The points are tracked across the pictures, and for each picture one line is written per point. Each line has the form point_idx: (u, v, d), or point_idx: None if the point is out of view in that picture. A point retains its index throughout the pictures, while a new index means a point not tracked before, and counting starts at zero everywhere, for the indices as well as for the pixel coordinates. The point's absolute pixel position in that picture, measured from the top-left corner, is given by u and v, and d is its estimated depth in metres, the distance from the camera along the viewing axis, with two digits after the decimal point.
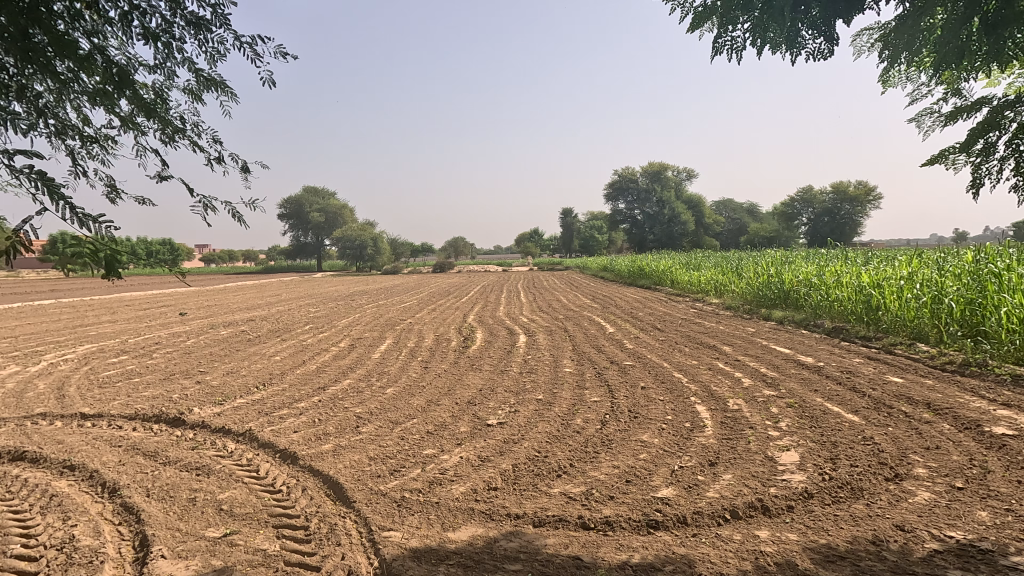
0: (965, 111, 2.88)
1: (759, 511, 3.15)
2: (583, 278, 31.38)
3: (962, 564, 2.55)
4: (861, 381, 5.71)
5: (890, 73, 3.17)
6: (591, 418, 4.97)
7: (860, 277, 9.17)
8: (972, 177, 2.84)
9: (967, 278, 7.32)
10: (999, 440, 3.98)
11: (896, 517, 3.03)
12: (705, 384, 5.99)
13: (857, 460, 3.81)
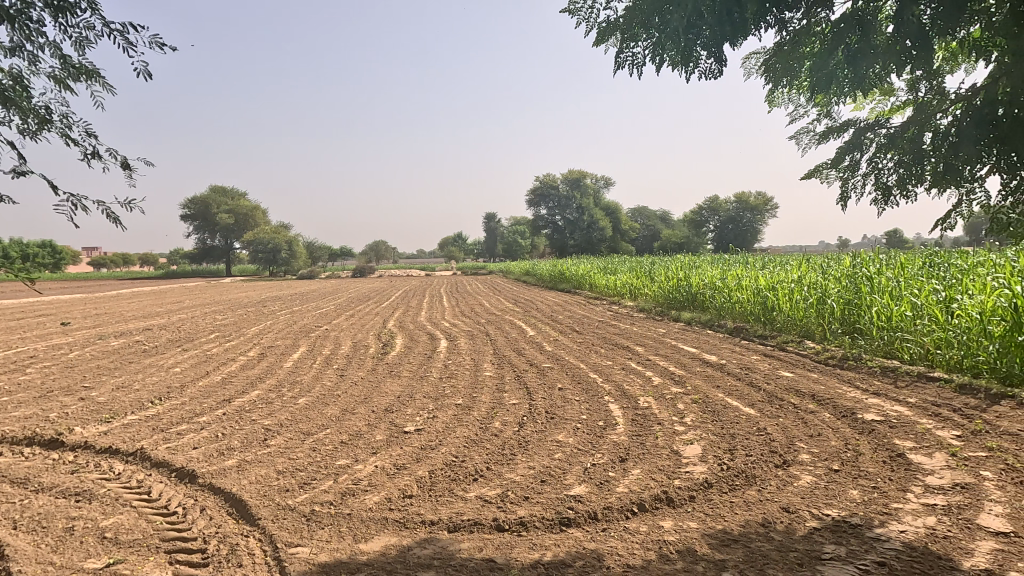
0: (835, 131, 3.19)
1: (664, 502, 3.33)
2: (506, 282, 31.64)
3: (836, 539, 2.83)
4: (757, 377, 6.19)
5: (775, 93, 3.45)
6: (510, 421, 5.03)
7: (757, 281, 9.95)
8: (841, 191, 3.16)
9: (846, 280, 8.18)
10: (869, 425, 4.47)
11: (783, 500, 3.31)
12: (618, 384, 6.24)
13: (751, 449, 4.12)
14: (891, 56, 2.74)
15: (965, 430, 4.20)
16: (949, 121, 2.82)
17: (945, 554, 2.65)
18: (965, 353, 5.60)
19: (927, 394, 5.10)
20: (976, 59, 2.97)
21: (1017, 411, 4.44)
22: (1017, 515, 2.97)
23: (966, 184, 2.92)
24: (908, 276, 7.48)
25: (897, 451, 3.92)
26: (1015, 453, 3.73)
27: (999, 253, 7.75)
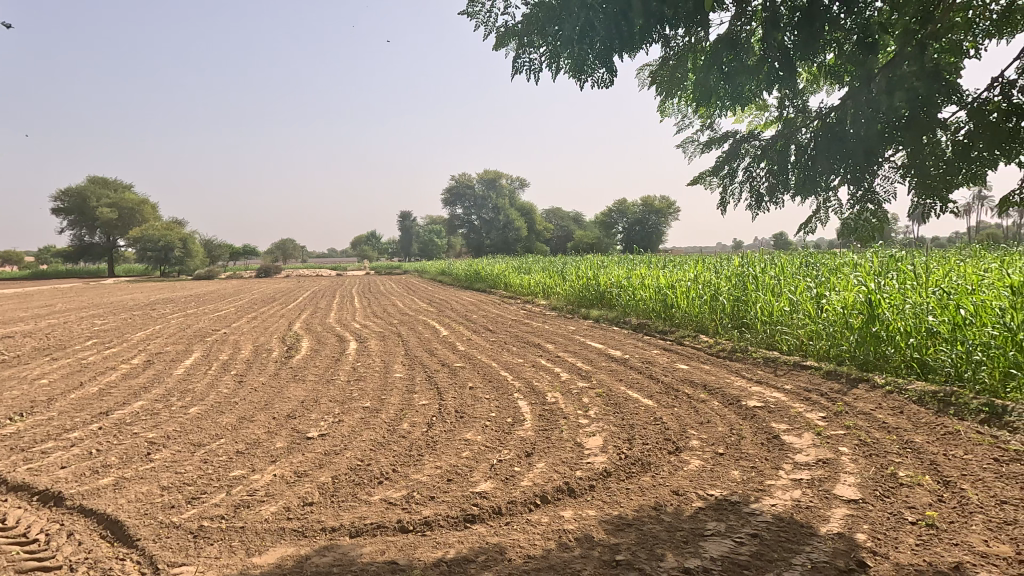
0: (717, 141, 3.45)
1: (566, 493, 3.46)
2: (421, 282, 31.22)
3: (718, 517, 3.09)
4: (656, 369, 6.57)
5: (666, 104, 3.69)
6: (419, 422, 4.98)
7: (658, 280, 10.55)
8: (721, 197, 3.43)
9: (736, 278, 8.90)
10: (751, 411, 4.90)
11: (673, 483, 3.56)
12: (528, 381, 6.38)
13: (648, 438, 4.38)
14: (763, 75, 3.03)
15: (829, 411, 4.73)
16: (809, 136, 3.15)
17: (807, 523, 2.98)
18: (831, 344, 6.30)
19: (800, 381, 5.69)
20: (832, 82, 3.34)
21: (871, 393, 5.07)
22: (865, 484, 3.40)
23: (823, 193, 3.28)
24: (787, 275, 8.29)
25: (773, 433, 4.34)
26: (867, 430, 4.26)
27: (860, 255, 8.80)
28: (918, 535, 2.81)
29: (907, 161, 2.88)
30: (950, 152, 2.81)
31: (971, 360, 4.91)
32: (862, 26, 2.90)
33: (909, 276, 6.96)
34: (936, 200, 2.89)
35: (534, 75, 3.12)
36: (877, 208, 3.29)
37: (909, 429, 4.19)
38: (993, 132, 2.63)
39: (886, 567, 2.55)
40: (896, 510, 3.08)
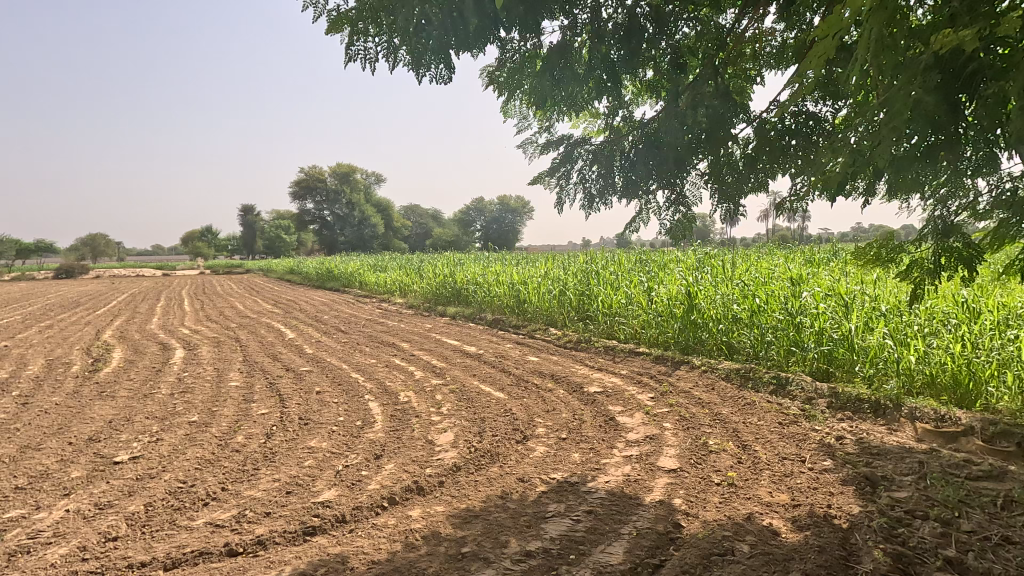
0: (555, 144, 3.63)
1: (414, 492, 3.42)
2: (265, 281, 28.72)
3: (559, 498, 3.28)
4: (508, 363, 6.76)
5: (508, 105, 3.80)
6: (255, 433, 4.57)
7: (512, 277, 10.87)
8: (558, 197, 3.63)
9: (580, 274, 9.52)
10: (592, 396, 5.27)
11: (519, 471, 3.70)
12: (380, 381, 6.18)
13: (497, 429, 4.50)
14: (594, 84, 3.26)
15: (657, 392, 5.27)
16: (633, 143, 3.44)
17: (635, 494, 3.29)
18: (659, 331, 7.00)
19: (635, 365, 6.26)
20: (651, 95, 3.68)
21: (690, 373, 5.76)
22: (683, 454, 3.85)
23: (644, 196, 3.62)
24: (624, 271, 9.08)
25: (610, 415, 4.72)
26: (686, 406, 4.82)
27: (683, 252, 9.95)
28: (722, 494, 3.25)
29: (709, 169, 3.35)
30: (740, 163, 3.29)
31: (764, 341, 5.84)
32: (674, 48, 3.25)
33: (720, 270, 8.09)
34: (731, 204, 3.41)
35: (369, 64, 3.04)
36: (688, 211, 3.74)
37: (718, 403, 4.83)
38: (770, 148, 3.14)
39: (696, 525, 2.92)
40: (706, 474, 3.53)
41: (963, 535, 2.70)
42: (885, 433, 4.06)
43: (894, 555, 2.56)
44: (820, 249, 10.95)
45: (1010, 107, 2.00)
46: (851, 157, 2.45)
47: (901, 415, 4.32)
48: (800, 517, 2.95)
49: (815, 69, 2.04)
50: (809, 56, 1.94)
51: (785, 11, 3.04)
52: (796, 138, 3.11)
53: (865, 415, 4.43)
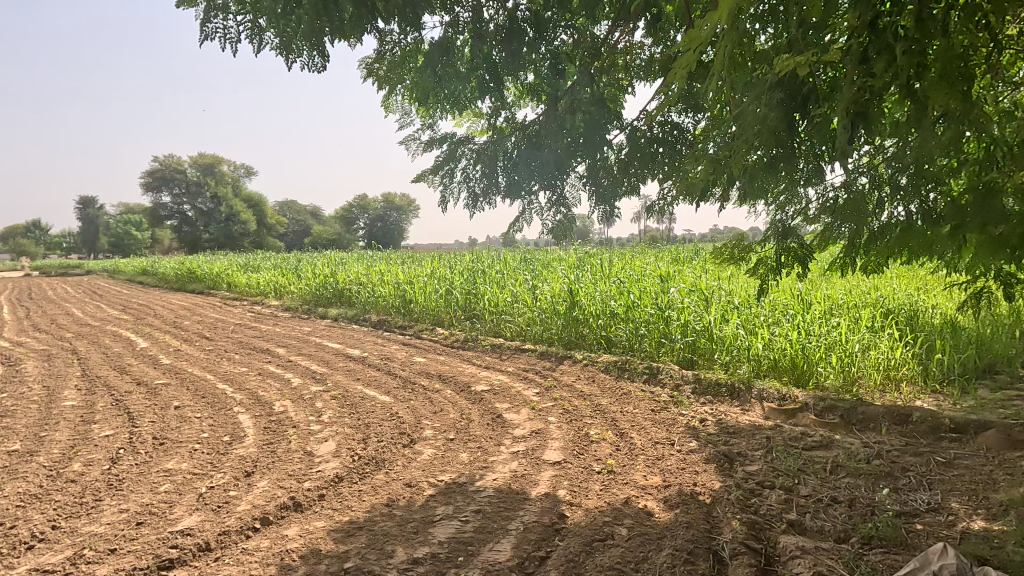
0: (438, 141, 3.55)
1: (291, 508, 3.18)
2: (110, 284, 25.18)
3: (447, 501, 3.24)
4: (394, 364, 6.51)
5: (389, 99, 3.68)
6: (97, 458, 3.97)
7: (397, 276, 10.43)
8: (442, 196, 3.57)
9: (466, 274, 9.47)
10: (479, 394, 5.27)
11: (406, 476, 3.60)
12: (251, 392, 5.67)
13: (383, 435, 4.34)
14: (477, 83, 3.26)
15: (542, 387, 5.40)
16: (515, 143, 3.48)
17: (522, 489, 3.35)
18: (544, 328, 7.06)
19: (520, 362, 6.31)
20: (531, 99, 3.75)
21: (572, 367, 5.96)
22: (566, 446, 3.99)
23: (526, 196, 3.68)
24: (510, 269, 9.22)
25: (497, 413, 4.75)
26: (569, 399, 5.00)
27: (564, 252, 10.32)
28: (602, 482, 3.42)
29: (587, 172, 3.48)
30: (614, 167, 3.47)
31: (638, 334, 6.21)
32: (553, 53, 3.35)
33: (599, 268, 8.54)
34: (606, 206, 3.59)
35: (233, 45, 2.80)
36: (568, 212, 3.86)
37: (598, 395, 5.08)
38: (641, 154, 3.36)
39: (580, 514, 3.03)
40: (588, 463, 3.69)
41: (802, 499, 3.09)
42: (740, 414, 4.54)
43: (748, 523, 2.86)
44: (685, 249, 11.96)
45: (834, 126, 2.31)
46: (710, 165, 2.69)
47: (752, 396, 4.86)
48: (671, 496, 3.19)
49: (679, 82, 2.20)
50: (673, 68, 2.08)
51: (652, 27, 3.26)
52: (664, 146, 3.34)
53: (724, 398, 4.91)
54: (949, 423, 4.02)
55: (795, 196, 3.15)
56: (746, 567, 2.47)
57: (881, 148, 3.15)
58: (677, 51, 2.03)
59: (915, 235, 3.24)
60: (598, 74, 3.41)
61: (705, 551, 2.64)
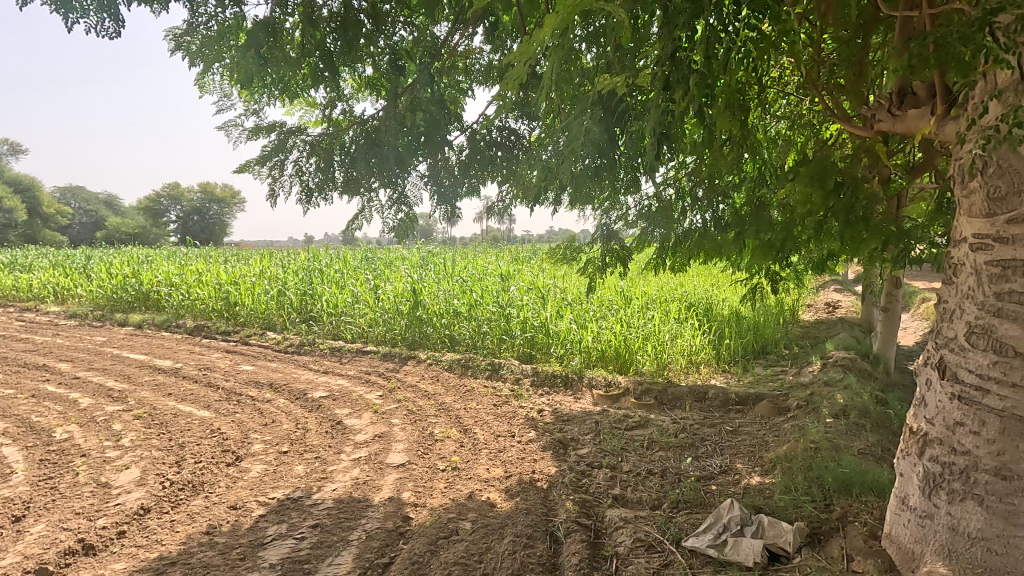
0: (264, 128, 3.23)
1: (79, 553, 2.68)
2: None
3: (280, 519, 3.00)
4: (216, 375, 5.72)
5: (204, 77, 3.26)
6: None
7: (219, 277, 8.88)
8: (270, 189, 3.28)
9: (301, 274, 8.62)
10: (316, 401, 4.92)
11: (230, 498, 3.25)
12: (20, 418, 4.62)
13: (201, 455, 3.85)
14: (309, 70, 2.99)
15: (384, 388, 5.23)
16: (352, 138, 3.31)
17: (364, 497, 3.24)
18: (387, 329, 6.74)
19: (362, 365, 5.96)
20: (370, 92, 3.60)
21: (416, 367, 5.84)
22: (411, 447, 3.94)
23: (366, 194, 3.53)
24: (350, 269, 8.71)
25: (337, 419, 4.50)
26: (413, 400, 4.93)
27: (407, 251, 10.12)
28: (447, 479, 3.45)
29: (427, 171, 3.47)
30: (455, 167, 3.50)
31: (481, 331, 6.34)
32: (393, 49, 3.24)
33: (442, 267, 8.56)
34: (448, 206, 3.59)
35: None
36: (409, 210, 3.80)
37: (442, 393, 5.09)
38: (481, 157, 3.45)
39: (424, 514, 3.02)
40: (432, 462, 3.69)
41: (624, 475, 3.45)
42: (573, 402, 4.90)
43: (580, 502, 3.11)
44: (523, 249, 12.51)
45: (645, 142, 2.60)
46: (543, 171, 2.85)
47: (582, 384, 5.28)
48: (511, 486, 3.34)
49: (513, 90, 2.30)
50: (507, 76, 2.15)
51: (491, 34, 3.34)
52: (501, 150, 3.50)
53: (559, 388, 5.25)
54: (735, 397, 4.81)
55: (617, 203, 3.50)
56: (579, 543, 2.69)
57: (684, 163, 3.62)
58: (509, 61, 2.11)
59: (710, 239, 3.80)
60: (437, 73, 3.40)
61: (542, 534, 2.81)
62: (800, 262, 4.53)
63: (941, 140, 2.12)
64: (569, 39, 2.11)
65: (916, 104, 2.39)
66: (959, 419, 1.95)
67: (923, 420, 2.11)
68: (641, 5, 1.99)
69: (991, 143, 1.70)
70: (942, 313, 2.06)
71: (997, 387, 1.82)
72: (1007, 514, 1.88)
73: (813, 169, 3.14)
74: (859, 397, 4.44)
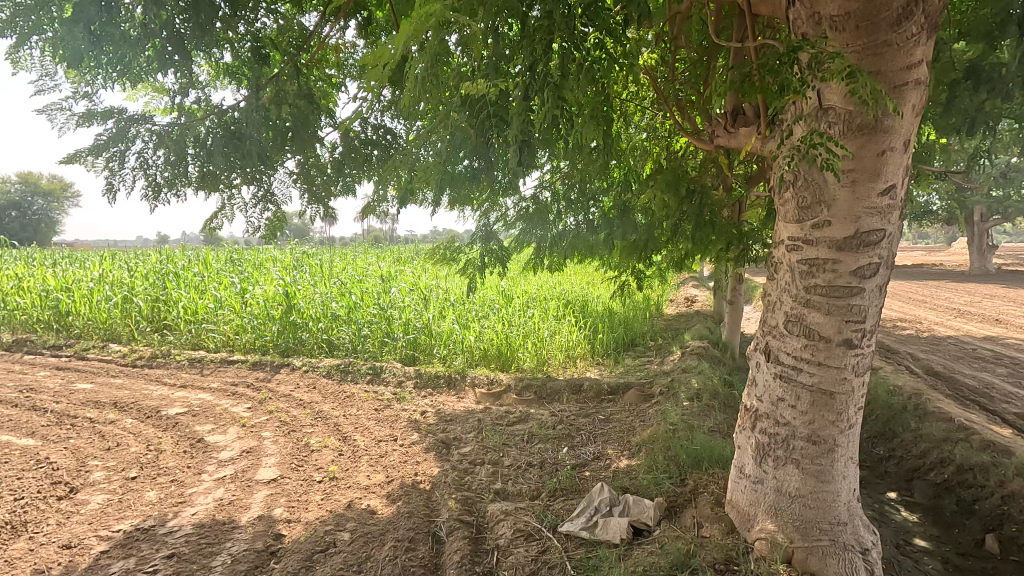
0: (98, 114, 2.82)
1: None
2: None
3: (126, 553, 2.68)
4: (42, 398, 4.88)
5: (16, 51, 2.78)
6: None
7: (44, 281, 7.59)
8: (107, 183, 2.89)
9: (152, 277, 7.48)
10: (172, 418, 4.42)
11: (63, 537, 2.83)
12: None
13: (24, 490, 3.31)
14: (153, 53, 2.62)
15: (254, 400, 4.85)
16: (209, 129, 2.96)
17: (229, 518, 2.99)
18: (256, 336, 6.25)
19: (227, 376, 5.46)
20: (230, 81, 3.28)
21: (290, 375, 5.47)
22: (283, 460, 3.71)
23: (225, 189, 3.25)
24: (212, 272, 7.67)
25: (197, 437, 4.09)
26: (286, 410, 4.63)
27: (279, 251, 9.41)
28: (323, 490, 3.30)
29: (296, 169, 3.29)
30: (328, 166, 3.36)
31: (361, 335, 6.13)
32: (255, 36, 2.97)
33: (317, 269, 8.12)
34: (319, 204, 3.47)
35: None
36: (276, 209, 3.56)
37: (320, 401, 4.84)
38: (356, 156, 3.32)
39: (298, 529, 2.87)
40: (307, 474, 3.51)
41: (505, 469, 3.55)
42: (456, 402, 4.93)
43: (462, 500, 3.15)
44: (406, 249, 12.26)
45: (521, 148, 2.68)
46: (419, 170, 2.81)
47: (466, 383, 5.31)
48: (393, 491, 3.28)
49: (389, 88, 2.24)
50: (370, 71, 2.07)
51: (364, 29, 3.18)
52: (377, 149, 3.37)
53: (443, 389, 5.24)
54: (607, 387, 5.14)
55: (495, 205, 3.56)
56: (461, 540, 2.72)
57: (558, 168, 3.77)
58: (371, 55, 2.01)
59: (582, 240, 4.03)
60: (306, 66, 3.21)
61: (424, 535, 2.80)
62: (662, 262, 4.94)
63: (764, 155, 2.46)
64: (440, 41, 2.06)
65: (745, 124, 2.76)
66: (781, 394, 2.27)
67: (755, 397, 2.43)
68: (506, 14, 2.02)
69: (797, 160, 2.00)
70: (766, 304, 2.39)
71: (808, 365, 2.15)
72: (817, 472, 2.23)
73: (668, 177, 3.46)
74: (710, 381, 4.98)
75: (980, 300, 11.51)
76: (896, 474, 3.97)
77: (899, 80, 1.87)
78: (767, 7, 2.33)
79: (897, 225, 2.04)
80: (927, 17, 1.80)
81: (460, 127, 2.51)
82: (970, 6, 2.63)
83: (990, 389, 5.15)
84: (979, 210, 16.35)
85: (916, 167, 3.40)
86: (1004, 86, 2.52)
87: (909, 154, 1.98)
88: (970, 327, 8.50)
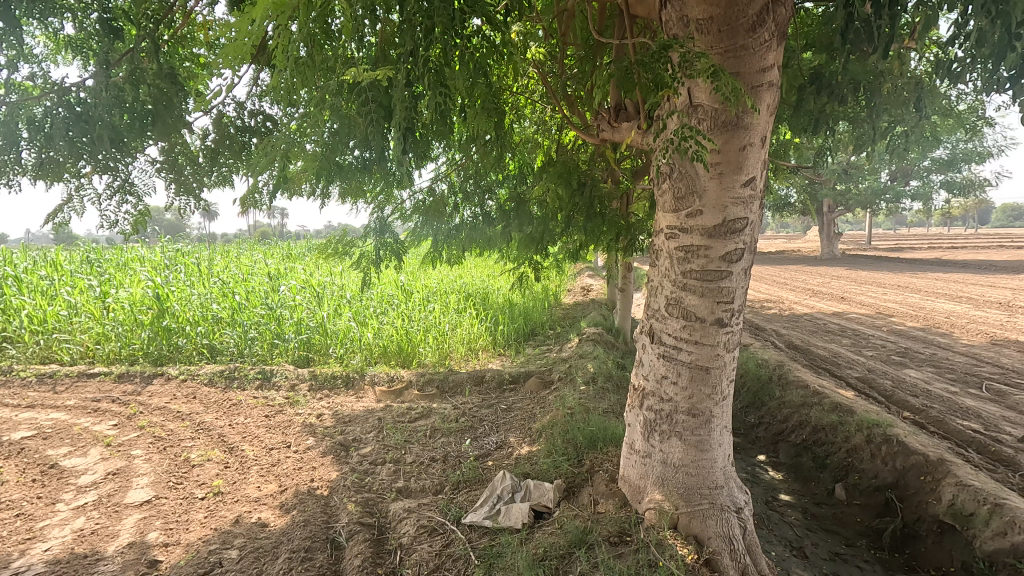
0: None
1: None
2: None
3: None
4: None
5: None
6: None
7: None
8: None
9: None
10: (17, 444, 3.82)
11: None
12: None
13: None
14: None
15: (121, 416, 4.32)
16: (48, 109, 2.56)
17: (92, 550, 2.66)
18: (121, 344, 5.56)
19: (87, 392, 4.81)
20: (75, 57, 2.81)
21: (165, 386, 4.94)
22: (159, 479, 3.36)
23: (72, 179, 2.83)
24: (64, 273, 6.62)
25: (50, 463, 3.57)
26: (161, 424, 4.18)
27: (149, 249, 8.40)
28: (206, 508, 3.03)
29: (161, 157, 2.93)
30: (199, 155, 3.04)
31: (247, 338, 5.68)
32: (103, 5, 2.58)
33: (193, 266, 7.36)
34: (189, 197, 3.11)
35: None
36: (138, 201, 3.15)
37: (200, 412, 4.43)
38: (230, 143, 2.97)
39: (178, 553, 2.62)
40: (187, 492, 3.20)
41: (407, 467, 3.48)
42: (355, 402, 4.75)
43: (363, 502, 3.05)
44: (299, 245, 11.54)
45: (419, 136, 2.58)
46: (302, 160, 2.54)
47: (365, 381, 5.13)
48: (287, 500, 3.10)
49: (277, 73, 2.05)
50: (226, 48, 1.79)
51: None
52: (256, 137, 3.04)
53: (340, 390, 5.01)
54: (508, 377, 5.22)
55: (390, 198, 3.44)
56: (362, 543, 2.63)
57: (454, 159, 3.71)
58: (225, 30, 1.80)
59: (480, 231, 4.03)
60: (166, 41, 2.81)
61: (322, 543, 2.68)
62: (560, 254, 5.03)
63: (644, 148, 2.60)
64: (312, 24, 1.97)
65: (627, 118, 2.84)
66: (664, 372, 2.43)
67: (642, 377, 2.58)
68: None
69: (673, 152, 2.13)
70: (649, 289, 2.53)
71: (687, 345, 2.32)
72: (697, 443, 2.42)
73: (559, 169, 3.59)
74: (605, 365, 5.23)
75: (827, 281, 13.12)
76: (764, 439, 4.43)
77: (756, 81, 2.05)
78: (643, 9, 2.47)
79: (758, 214, 2.25)
80: (777, 25, 2.00)
81: (344, 113, 2.40)
82: (816, 20, 2.96)
83: (837, 358, 5.90)
84: (828, 201, 18.58)
85: (774, 162, 3.77)
86: (840, 91, 2.87)
87: (766, 149, 2.19)
88: (821, 305, 9.69)
